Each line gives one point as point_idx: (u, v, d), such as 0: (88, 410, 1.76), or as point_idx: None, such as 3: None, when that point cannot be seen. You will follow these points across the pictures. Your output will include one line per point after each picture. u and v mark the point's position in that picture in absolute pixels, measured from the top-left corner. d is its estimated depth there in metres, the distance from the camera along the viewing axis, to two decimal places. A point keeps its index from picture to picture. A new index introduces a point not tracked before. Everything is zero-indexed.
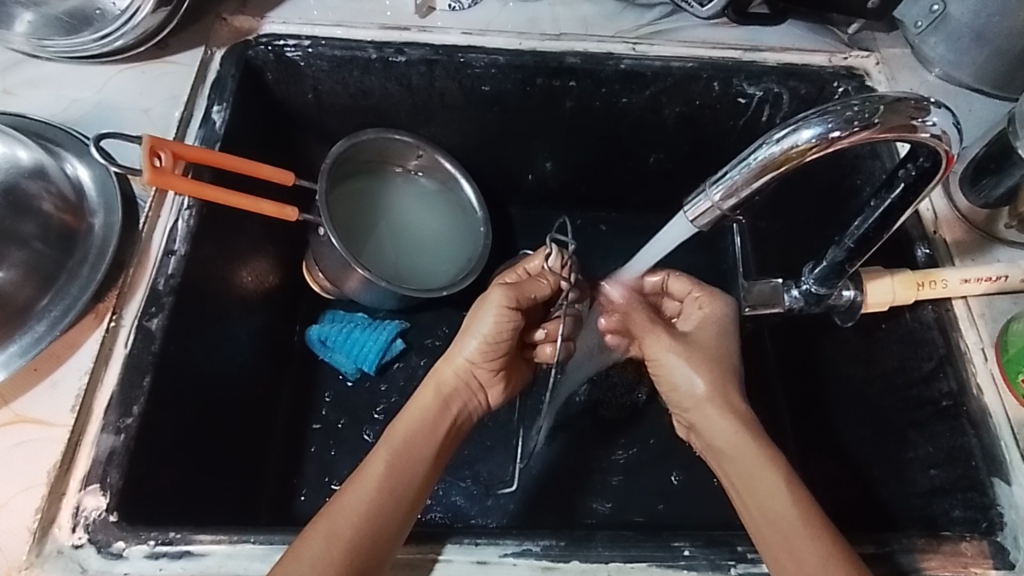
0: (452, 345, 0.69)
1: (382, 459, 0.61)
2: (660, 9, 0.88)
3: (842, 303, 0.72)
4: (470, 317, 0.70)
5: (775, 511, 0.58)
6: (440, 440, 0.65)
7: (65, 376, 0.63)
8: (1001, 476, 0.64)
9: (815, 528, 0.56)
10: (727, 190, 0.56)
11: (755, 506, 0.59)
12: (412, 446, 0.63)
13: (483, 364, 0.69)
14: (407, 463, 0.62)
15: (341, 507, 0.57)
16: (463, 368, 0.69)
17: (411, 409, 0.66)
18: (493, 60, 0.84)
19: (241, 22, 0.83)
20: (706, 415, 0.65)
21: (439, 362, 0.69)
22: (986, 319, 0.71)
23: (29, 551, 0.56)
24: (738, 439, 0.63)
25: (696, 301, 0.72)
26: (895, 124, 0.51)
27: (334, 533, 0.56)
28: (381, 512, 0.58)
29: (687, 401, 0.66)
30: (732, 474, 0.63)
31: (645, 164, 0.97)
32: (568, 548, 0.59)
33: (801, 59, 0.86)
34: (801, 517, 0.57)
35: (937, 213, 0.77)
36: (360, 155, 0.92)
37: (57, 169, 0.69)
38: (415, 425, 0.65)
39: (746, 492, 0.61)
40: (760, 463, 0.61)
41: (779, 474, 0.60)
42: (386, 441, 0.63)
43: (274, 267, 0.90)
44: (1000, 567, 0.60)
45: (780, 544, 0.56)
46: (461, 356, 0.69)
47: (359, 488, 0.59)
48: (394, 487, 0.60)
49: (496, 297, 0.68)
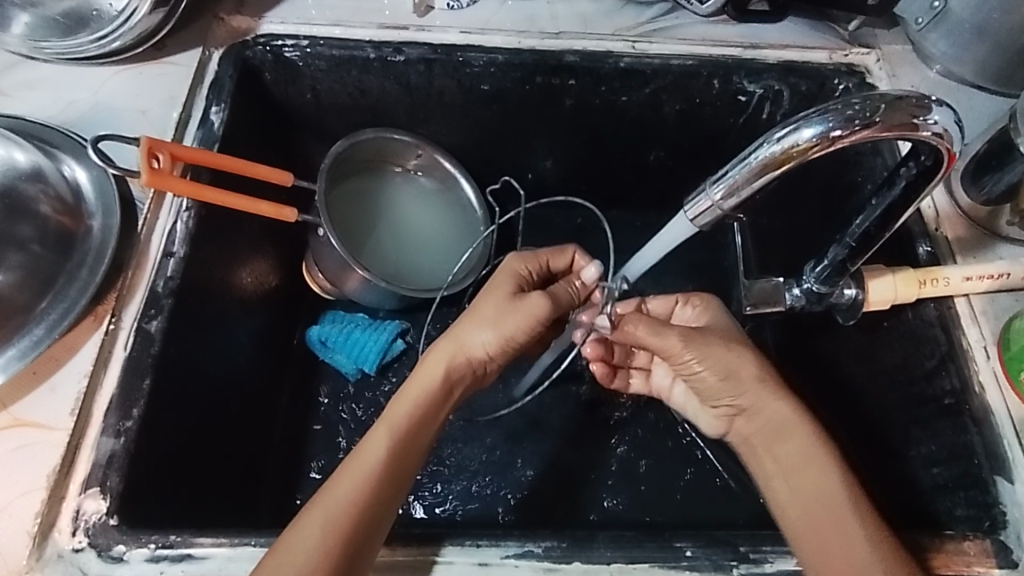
0: (468, 329, 0.66)
1: (383, 444, 0.60)
2: (659, 6, 0.88)
3: (844, 302, 0.72)
4: (496, 307, 0.67)
5: (828, 489, 0.61)
6: (438, 421, 0.64)
7: (63, 380, 0.62)
8: (1003, 474, 0.64)
9: (863, 510, 0.60)
10: (728, 190, 0.56)
11: (805, 488, 0.62)
12: (413, 429, 0.62)
13: (496, 359, 0.67)
14: (407, 445, 0.61)
15: (335, 494, 0.57)
16: (475, 359, 0.66)
17: (416, 386, 0.64)
18: (492, 59, 0.83)
19: (238, 22, 0.82)
20: (758, 397, 0.66)
21: (451, 342, 0.66)
22: (989, 316, 0.71)
23: (29, 555, 0.56)
24: (789, 420, 0.65)
25: (689, 304, 0.74)
26: (897, 122, 0.51)
27: (329, 521, 0.55)
28: (373, 501, 0.57)
29: (737, 385, 0.67)
30: (782, 456, 0.65)
31: (645, 161, 0.97)
32: (569, 549, 0.59)
33: (800, 55, 0.86)
34: (851, 498, 0.60)
35: (939, 210, 0.76)
36: (358, 154, 0.92)
37: (55, 171, 0.69)
38: (417, 405, 0.63)
39: (796, 473, 0.63)
40: (812, 448, 0.63)
41: (829, 460, 0.63)
42: (385, 421, 0.61)
43: (274, 268, 0.90)
44: (1003, 566, 0.60)
45: (829, 526, 0.59)
46: (477, 345, 0.66)
47: (355, 475, 0.58)
48: (391, 475, 0.59)
49: (538, 307, 0.66)
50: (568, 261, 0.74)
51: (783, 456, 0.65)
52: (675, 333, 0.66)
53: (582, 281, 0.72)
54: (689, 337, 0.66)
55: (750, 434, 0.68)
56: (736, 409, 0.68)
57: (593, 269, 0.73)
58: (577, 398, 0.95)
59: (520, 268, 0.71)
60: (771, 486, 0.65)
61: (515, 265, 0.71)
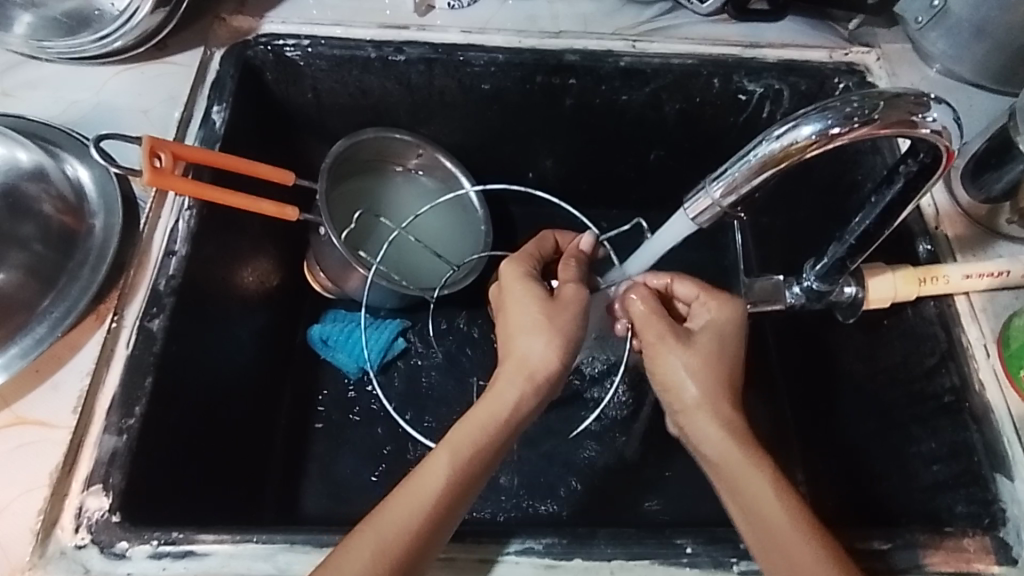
0: (538, 346, 0.63)
1: (444, 469, 0.57)
2: (659, 6, 0.88)
3: (844, 301, 0.71)
4: (551, 315, 0.64)
5: (764, 512, 0.56)
6: (506, 447, 0.61)
7: (66, 378, 0.63)
8: (1003, 471, 0.64)
9: (809, 527, 0.55)
10: (728, 187, 0.56)
11: (745, 507, 0.58)
12: (477, 456, 0.58)
13: (566, 364, 0.64)
14: (469, 473, 0.57)
15: (387, 517, 0.54)
16: (542, 372, 0.62)
17: (484, 410, 0.60)
18: (492, 58, 0.84)
19: (240, 22, 0.83)
20: (695, 420, 0.62)
21: (513, 365, 0.63)
22: (988, 314, 0.71)
23: (32, 552, 0.56)
24: (725, 442, 0.60)
25: (706, 304, 0.68)
26: (895, 120, 0.51)
27: (380, 548, 0.53)
28: (429, 528, 0.54)
29: (679, 405, 0.63)
30: (721, 479, 0.60)
31: (646, 160, 0.97)
32: (571, 546, 0.59)
33: (801, 55, 0.86)
34: (791, 519, 0.56)
35: (939, 208, 0.77)
36: (359, 154, 0.92)
37: (57, 170, 0.69)
38: (484, 432, 0.59)
39: (735, 498, 0.58)
40: (746, 467, 0.59)
41: (762, 473, 0.58)
42: (448, 446, 0.58)
43: (276, 267, 0.90)
44: (1002, 563, 0.60)
45: (770, 545, 0.55)
46: (547, 357, 0.63)
47: (411, 500, 0.55)
48: (448, 505, 0.56)
49: (577, 293, 0.66)
50: (552, 244, 0.77)
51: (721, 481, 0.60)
52: (656, 327, 0.65)
53: (580, 249, 0.75)
54: (663, 338, 0.65)
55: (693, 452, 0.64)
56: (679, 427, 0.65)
57: (586, 237, 0.76)
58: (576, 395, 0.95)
59: (521, 267, 0.70)
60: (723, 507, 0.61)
61: (516, 267, 0.70)
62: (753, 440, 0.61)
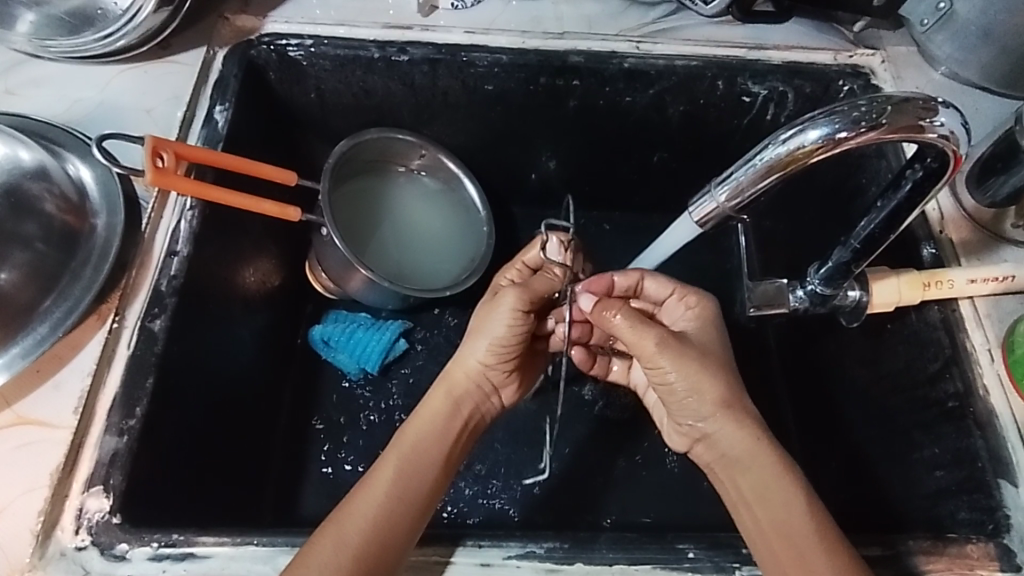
0: (467, 348, 0.67)
1: (391, 465, 0.61)
2: (664, 7, 0.88)
3: (847, 304, 0.72)
4: (480, 319, 0.68)
5: (786, 519, 0.57)
6: (452, 444, 0.65)
7: (67, 377, 0.62)
8: (1007, 478, 0.64)
9: (829, 540, 0.56)
10: (732, 191, 0.56)
11: (767, 519, 0.58)
12: (422, 452, 0.62)
13: (496, 366, 0.67)
14: (415, 469, 0.61)
15: (348, 513, 0.58)
16: (471, 369, 0.67)
17: (423, 413, 0.65)
18: (496, 59, 0.83)
19: (243, 22, 0.83)
20: (720, 426, 0.62)
21: (449, 368, 0.68)
22: (993, 320, 0.71)
23: (32, 553, 0.56)
24: (755, 447, 0.61)
25: (684, 302, 0.68)
26: (902, 125, 0.51)
27: (342, 538, 0.56)
28: (388, 518, 0.57)
29: (702, 411, 0.63)
30: (744, 486, 0.60)
31: (649, 162, 0.97)
32: (571, 550, 0.59)
33: (806, 57, 0.86)
34: (815, 529, 0.56)
35: (944, 213, 0.76)
36: (363, 154, 0.92)
37: (59, 170, 0.69)
38: (424, 431, 0.64)
39: (758, 505, 0.59)
40: (773, 475, 0.59)
41: (793, 487, 0.59)
42: (394, 446, 0.63)
43: (277, 267, 0.90)
44: (1007, 570, 0.60)
45: (791, 556, 0.55)
46: (474, 359, 0.67)
47: (368, 495, 0.59)
48: (401, 496, 0.59)
49: (508, 299, 0.65)
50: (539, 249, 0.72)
51: (744, 486, 0.61)
52: (653, 334, 0.62)
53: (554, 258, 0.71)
54: (665, 342, 0.62)
55: (710, 462, 0.64)
56: (699, 435, 0.64)
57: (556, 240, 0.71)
58: (578, 399, 0.94)
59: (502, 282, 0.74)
60: (735, 517, 0.61)
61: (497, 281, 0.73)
62: (780, 449, 0.61)
